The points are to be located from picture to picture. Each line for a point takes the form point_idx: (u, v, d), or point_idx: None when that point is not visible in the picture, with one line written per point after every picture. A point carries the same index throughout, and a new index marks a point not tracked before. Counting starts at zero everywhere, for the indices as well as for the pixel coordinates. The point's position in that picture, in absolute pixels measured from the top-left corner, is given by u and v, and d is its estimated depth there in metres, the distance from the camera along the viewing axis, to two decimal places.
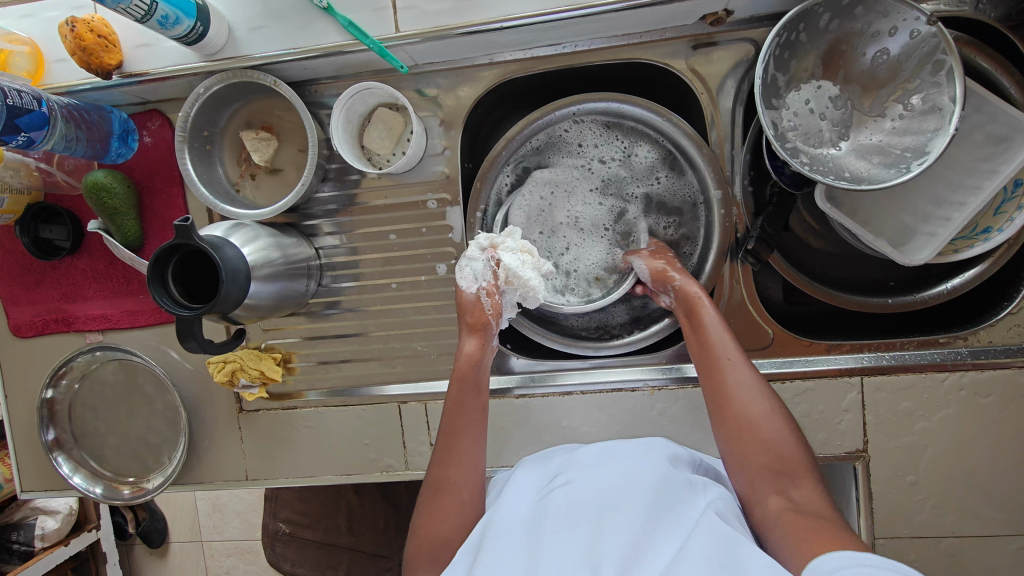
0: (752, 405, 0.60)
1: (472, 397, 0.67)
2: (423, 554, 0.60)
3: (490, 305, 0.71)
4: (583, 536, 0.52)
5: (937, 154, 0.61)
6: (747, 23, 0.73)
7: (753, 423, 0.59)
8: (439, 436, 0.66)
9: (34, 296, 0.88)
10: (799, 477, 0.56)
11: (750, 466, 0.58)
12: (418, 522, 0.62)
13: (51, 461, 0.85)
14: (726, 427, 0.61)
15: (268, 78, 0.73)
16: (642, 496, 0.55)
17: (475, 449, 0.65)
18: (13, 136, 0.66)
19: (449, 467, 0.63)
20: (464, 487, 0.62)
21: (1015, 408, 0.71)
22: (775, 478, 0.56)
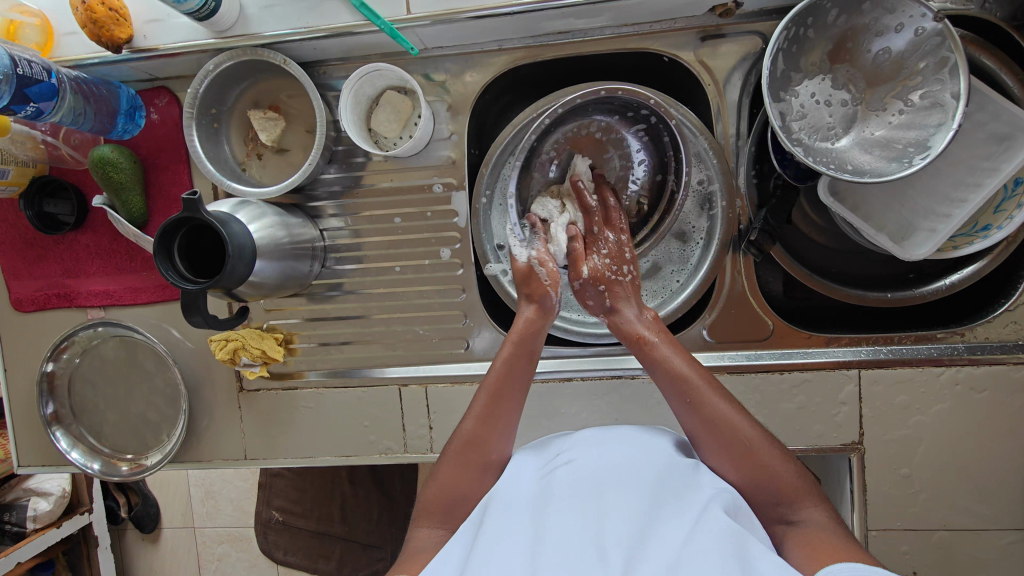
0: (734, 436, 0.59)
1: (521, 364, 0.67)
2: (437, 507, 0.62)
3: (546, 274, 0.73)
4: (589, 518, 0.52)
5: (940, 148, 0.62)
6: (755, 16, 0.74)
7: (740, 453, 0.58)
8: (482, 398, 0.66)
9: (36, 270, 0.88)
10: (802, 500, 0.56)
11: (755, 503, 0.58)
12: (441, 468, 0.64)
13: (50, 435, 0.86)
14: (726, 453, 0.59)
15: (278, 56, 0.73)
16: (648, 477, 0.55)
17: (513, 418, 0.66)
18: (23, 106, 0.66)
19: (484, 426, 0.64)
20: (494, 449, 0.64)
21: (1010, 404, 0.72)
22: (777, 509, 0.57)
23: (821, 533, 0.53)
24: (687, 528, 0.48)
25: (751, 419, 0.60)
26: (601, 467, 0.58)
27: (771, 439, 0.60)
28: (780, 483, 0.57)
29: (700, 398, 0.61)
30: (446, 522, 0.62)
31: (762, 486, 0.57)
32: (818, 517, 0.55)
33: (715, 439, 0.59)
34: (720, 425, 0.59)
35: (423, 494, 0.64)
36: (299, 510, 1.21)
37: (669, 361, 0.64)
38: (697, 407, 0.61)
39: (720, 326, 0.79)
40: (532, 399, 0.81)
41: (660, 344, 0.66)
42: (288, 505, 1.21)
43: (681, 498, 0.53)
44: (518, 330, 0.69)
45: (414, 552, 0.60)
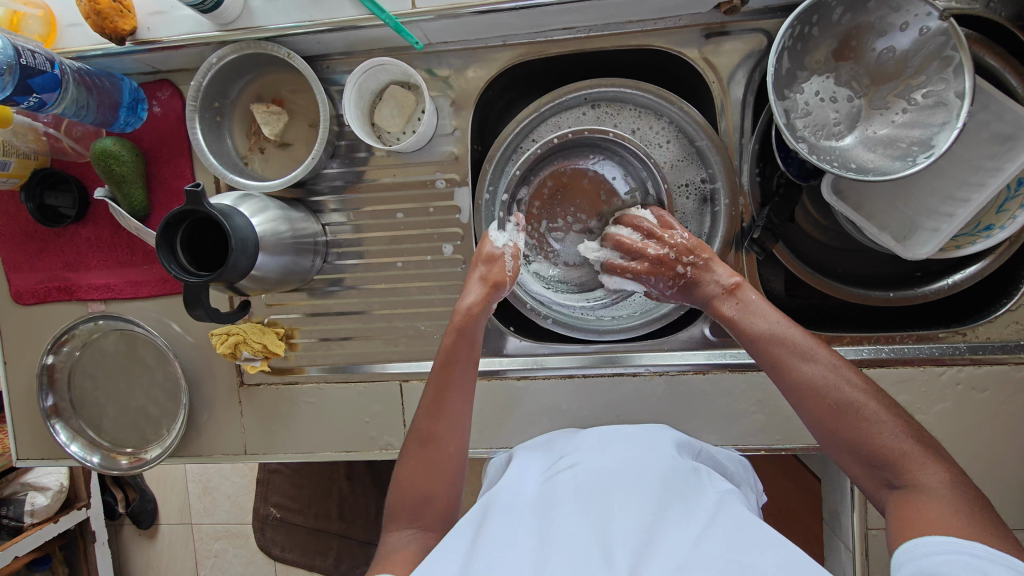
0: (825, 401, 0.55)
1: (465, 352, 0.66)
2: (404, 510, 0.61)
3: (511, 264, 0.72)
4: (594, 518, 0.52)
5: (945, 147, 0.62)
6: (760, 14, 0.73)
7: (835, 417, 0.55)
8: (428, 391, 0.65)
9: (37, 263, 0.88)
10: (922, 462, 0.51)
11: (858, 468, 0.54)
12: (402, 469, 0.63)
13: (49, 428, 0.85)
14: (820, 418, 0.56)
15: (282, 50, 0.73)
16: (652, 479, 0.55)
17: (463, 406, 0.64)
18: (25, 97, 0.66)
19: (434, 418, 0.63)
20: (449, 443, 0.63)
21: (1011, 404, 0.72)
22: (885, 475, 0.52)
23: (928, 499, 0.49)
24: (695, 532, 0.48)
25: (854, 380, 0.56)
26: (604, 473, 0.57)
27: (878, 400, 0.54)
28: (882, 449, 0.52)
29: (788, 363, 0.58)
30: (416, 522, 0.60)
31: (862, 449, 0.53)
32: (930, 483, 0.50)
33: (808, 405, 0.56)
34: (811, 390, 0.56)
35: (390, 497, 0.62)
36: (297, 506, 1.20)
37: (758, 324, 0.62)
38: (785, 371, 0.58)
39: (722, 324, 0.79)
40: (533, 396, 0.81)
41: (746, 315, 0.63)
42: (286, 501, 1.20)
43: (687, 502, 0.53)
44: (457, 321, 0.67)
45: (387, 552, 0.58)
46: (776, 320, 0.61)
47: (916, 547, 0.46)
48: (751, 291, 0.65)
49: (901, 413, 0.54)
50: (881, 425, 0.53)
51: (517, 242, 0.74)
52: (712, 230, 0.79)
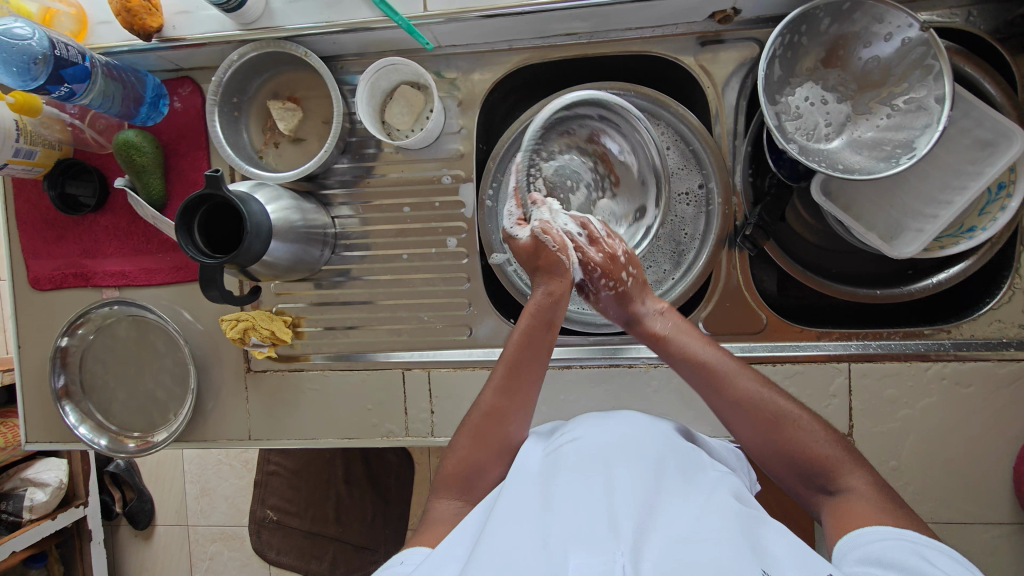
0: (761, 414, 0.60)
1: (541, 334, 0.65)
2: (454, 482, 0.64)
3: (553, 242, 0.66)
4: (595, 487, 0.53)
5: (926, 148, 0.65)
6: (752, 24, 0.78)
7: (770, 428, 0.59)
8: (500, 370, 0.66)
9: (54, 250, 0.91)
10: (847, 465, 0.57)
11: (787, 472, 0.60)
12: (458, 442, 0.66)
13: (59, 409, 0.88)
14: (748, 425, 0.60)
15: (299, 49, 0.77)
16: (653, 456, 0.56)
17: (536, 383, 0.66)
18: (57, 87, 0.70)
19: (503, 395, 0.65)
20: (513, 423, 0.65)
21: (995, 399, 0.75)
22: (817, 479, 0.57)
23: (859, 500, 0.54)
24: (697, 506, 0.50)
25: (779, 391, 0.61)
26: (605, 445, 0.59)
27: (805, 411, 0.60)
28: (812, 455, 0.57)
29: (725, 381, 0.62)
30: (463, 495, 0.63)
31: (794, 458, 0.58)
32: (858, 485, 0.55)
33: (742, 420, 0.60)
34: (749, 406, 0.60)
35: (442, 468, 0.66)
36: (294, 509, 1.20)
37: (687, 346, 0.64)
38: (725, 388, 0.61)
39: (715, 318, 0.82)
40: None
41: (676, 336, 0.65)
42: (283, 504, 1.20)
43: (686, 476, 0.55)
44: (534, 305, 0.66)
45: (433, 522, 0.62)
46: (705, 344, 0.64)
47: (854, 538, 0.50)
48: (677, 315, 0.68)
49: (828, 423, 0.60)
50: (813, 434, 0.58)
51: (548, 219, 0.67)
52: (707, 229, 0.82)
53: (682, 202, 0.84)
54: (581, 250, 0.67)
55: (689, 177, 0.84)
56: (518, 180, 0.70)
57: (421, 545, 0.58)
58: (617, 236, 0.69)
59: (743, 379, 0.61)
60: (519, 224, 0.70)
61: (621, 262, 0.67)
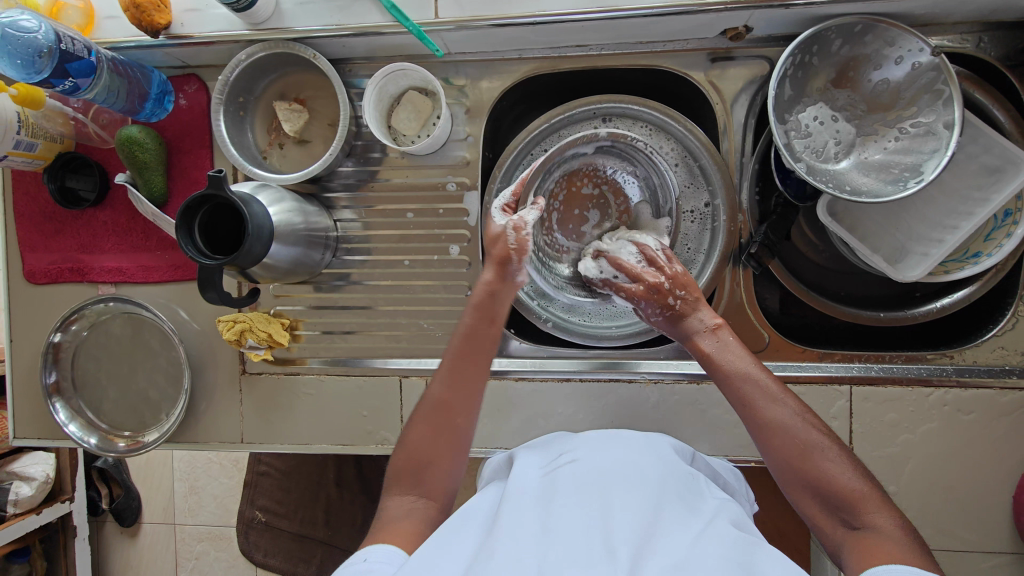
0: (791, 442, 0.57)
1: (484, 328, 0.67)
2: (407, 475, 0.62)
3: (515, 239, 0.69)
4: (593, 513, 0.52)
5: (935, 173, 0.65)
6: (763, 42, 0.78)
7: (799, 458, 0.56)
8: (449, 358, 0.67)
9: (52, 244, 0.90)
10: (876, 502, 0.53)
11: (817, 510, 0.56)
12: (409, 434, 0.65)
13: (49, 406, 0.86)
14: (779, 452, 0.58)
15: (307, 51, 0.77)
16: (651, 480, 0.56)
17: (478, 383, 0.66)
18: (61, 80, 0.70)
19: (454, 389, 0.65)
20: (461, 413, 0.64)
21: (996, 427, 0.74)
22: (840, 513, 0.54)
23: (886, 539, 0.51)
24: (695, 533, 0.49)
25: (810, 419, 0.58)
26: (604, 468, 0.58)
27: (836, 442, 0.57)
28: (841, 489, 0.54)
29: (756, 403, 0.60)
30: (414, 488, 0.62)
31: (821, 490, 0.55)
32: (883, 525, 0.52)
33: (771, 446, 0.58)
34: (776, 431, 0.58)
35: (394, 462, 0.64)
36: (283, 511, 1.19)
37: (730, 365, 0.63)
38: (752, 411, 0.60)
39: None
40: (529, 398, 0.83)
41: (717, 355, 0.64)
42: (272, 505, 1.18)
43: (687, 504, 0.54)
44: (477, 296, 0.68)
45: (389, 520, 0.60)
46: (751, 360, 0.63)
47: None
48: (729, 333, 0.66)
49: (853, 454, 0.57)
50: (840, 468, 0.55)
51: (527, 218, 0.69)
52: (711, 248, 0.81)
53: (688, 219, 0.83)
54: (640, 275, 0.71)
55: (697, 195, 0.83)
56: (529, 174, 0.73)
57: (388, 544, 0.55)
58: (675, 262, 0.72)
59: (776, 404, 0.59)
60: (506, 211, 0.72)
61: (667, 287, 0.69)
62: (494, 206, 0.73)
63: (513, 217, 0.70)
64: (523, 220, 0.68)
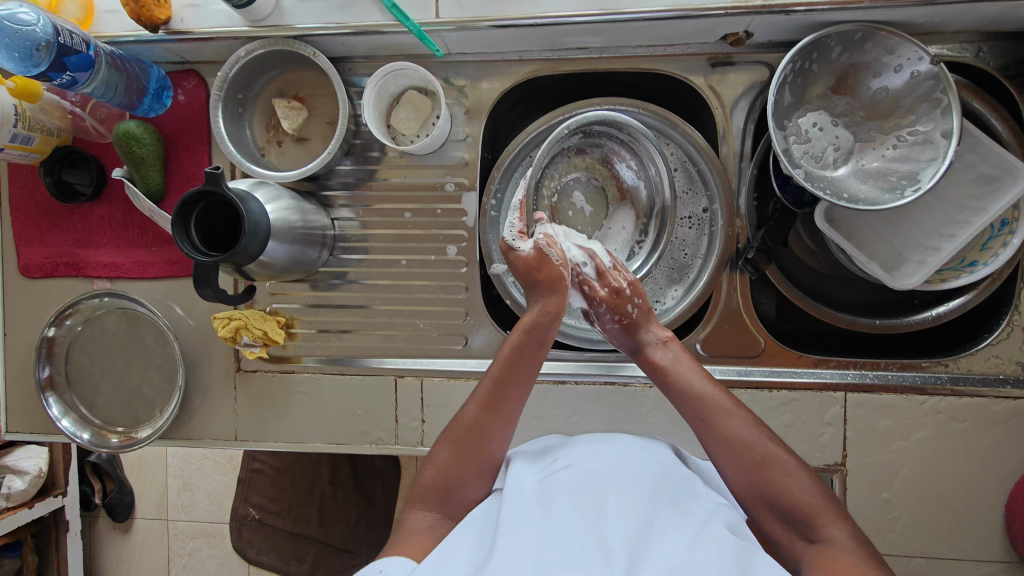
0: (752, 455, 0.59)
1: (534, 349, 0.66)
2: (432, 495, 0.62)
3: (556, 257, 0.68)
4: (589, 519, 0.52)
5: (932, 182, 0.65)
6: (764, 48, 0.78)
7: (756, 471, 0.58)
8: (487, 382, 0.66)
9: (47, 238, 0.90)
10: (830, 514, 0.56)
11: (773, 523, 0.58)
12: (437, 454, 0.65)
13: (42, 401, 0.86)
14: (740, 468, 0.59)
15: (308, 48, 0.77)
16: (646, 484, 0.56)
17: (519, 405, 0.65)
18: (59, 74, 0.69)
19: (488, 411, 0.64)
20: (494, 439, 0.64)
21: (990, 436, 0.74)
22: (799, 527, 0.56)
23: (842, 552, 0.53)
24: (690, 534, 0.49)
25: (769, 435, 0.60)
26: (599, 471, 0.58)
27: (794, 458, 0.59)
28: (797, 503, 0.56)
29: (716, 419, 0.61)
30: (439, 507, 0.62)
31: (779, 504, 0.57)
32: (838, 537, 0.54)
33: (728, 460, 0.59)
34: (737, 446, 0.59)
35: (418, 478, 0.65)
36: (276, 509, 1.19)
37: (684, 379, 0.64)
38: (713, 427, 0.61)
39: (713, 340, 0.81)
40: (524, 399, 0.83)
41: (674, 368, 0.65)
42: (266, 503, 1.18)
43: (680, 505, 0.54)
44: (531, 320, 0.67)
45: (408, 532, 0.60)
46: (702, 375, 0.65)
47: None
48: (679, 346, 0.68)
49: (812, 469, 0.59)
50: (798, 482, 0.57)
51: (553, 233, 0.71)
52: (708, 252, 0.82)
53: (688, 222, 0.84)
54: (591, 286, 0.70)
55: (698, 199, 0.83)
56: (524, 196, 0.73)
57: (402, 556, 0.56)
58: (623, 270, 0.73)
59: (735, 419, 0.61)
60: (520, 237, 0.71)
61: (627, 295, 0.70)
62: (506, 236, 0.71)
63: (534, 238, 0.70)
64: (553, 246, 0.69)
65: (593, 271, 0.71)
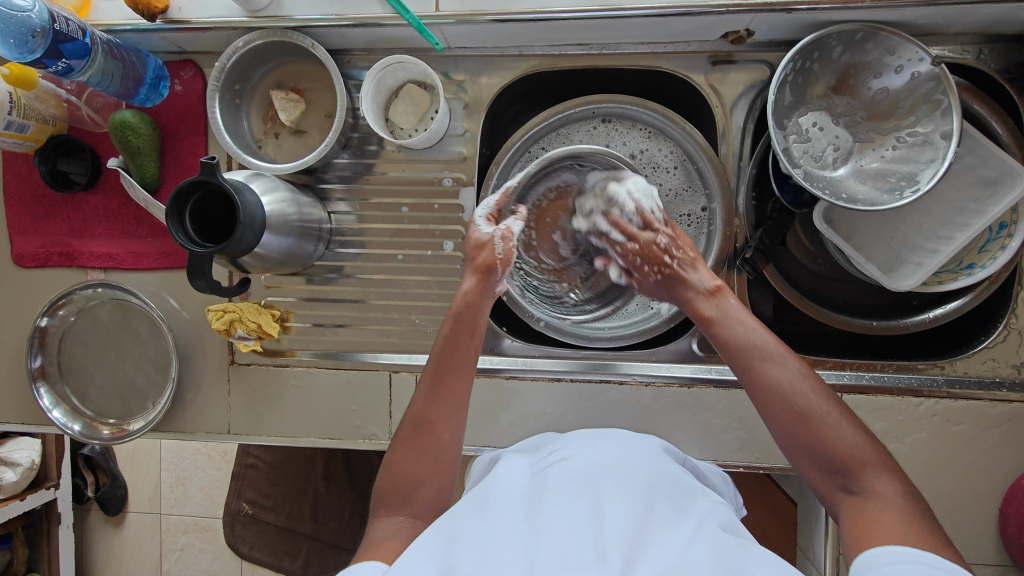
0: (788, 406, 0.57)
1: (465, 338, 0.66)
2: (393, 497, 0.61)
3: (502, 248, 0.71)
4: (584, 515, 0.51)
5: (932, 183, 0.65)
6: (765, 46, 0.77)
7: (798, 422, 0.56)
8: (426, 377, 0.66)
9: (41, 227, 0.89)
10: (877, 467, 0.53)
11: (816, 474, 0.57)
12: (392, 457, 0.63)
13: (33, 391, 0.85)
14: (783, 419, 0.57)
15: (306, 39, 0.76)
16: (642, 482, 0.55)
17: (461, 395, 0.65)
18: (54, 61, 0.69)
19: (431, 404, 0.64)
20: (444, 430, 0.63)
21: (985, 439, 0.74)
22: (840, 479, 0.55)
23: (885, 506, 0.51)
24: (686, 533, 0.49)
25: (815, 385, 0.58)
26: (595, 467, 0.58)
27: (836, 406, 0.57)
28: (843, 453, 0.54)
29: (756, 369, 0.59)
30: (404, 509, 0.60)
31: (822, 454, 0.56)
32: (883, 490, 0.52)
33: (772, 412, 0.58)
34: (776, 396, 0.58)
35: (379, 484, 0.63)
36: (270, 504, 1.20)
37: (728, 329, 0.62)
38: (753, 376, 0.59)
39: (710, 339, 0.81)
40: (519, 396, 0.82)
41: (722, 318, 0.63)
42: (259, 499, 1.20)
43: (677, 502, 0.54)
44: (457, 307, 0.68)
45: (375, 541, 0.58)
46: (750, 325, 0.62)
47: (870, 557, 0.48)
48: (730, 293, 0.65)
49: (858, 420, 0.56)
50: (841, 430, 0.55)
51: (513, 228, 0.72)
52: (706, 250, 0.81)
53: (686, 222, 0.83)
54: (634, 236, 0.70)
55: (696, 198, 0.82)
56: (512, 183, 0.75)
57: (374, 560, 0.55)
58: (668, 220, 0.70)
59: (777, 367, 0.59)
60: (490, 219, 0.73)
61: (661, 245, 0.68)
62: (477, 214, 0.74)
63: (499, 226, 0.72)
64: (512, 229, 0.72)
65: (637, 222, 0.70)
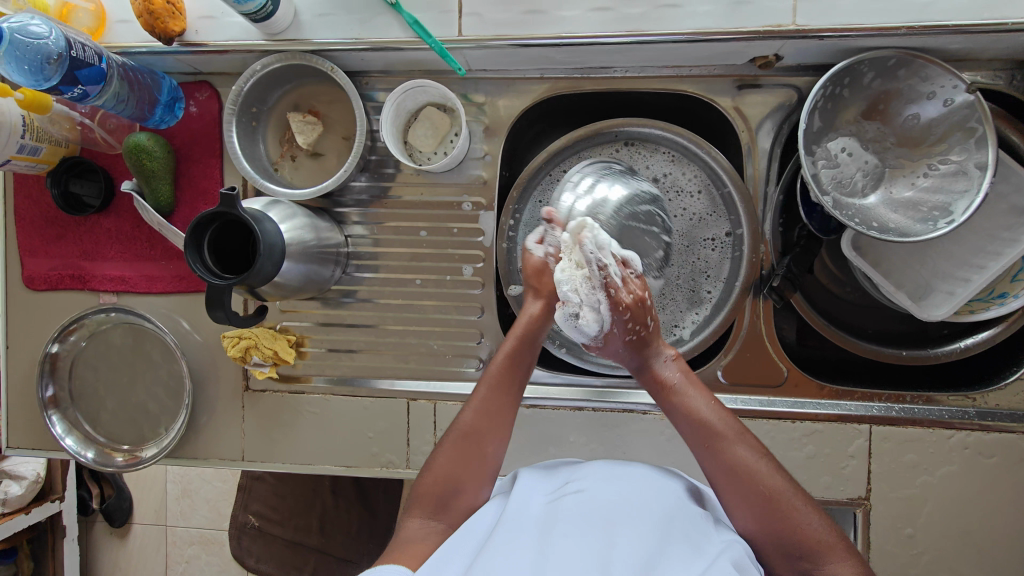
0: (754, 487, 0.55)
1: (522, 353, 0.65)
2: (429, 499, 0.60)
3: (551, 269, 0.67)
4: (595, 549, 0.50)
5: (967, 214, 0.63)
6: (793, 71, 0.76)
7: (762, 505, 0.54)
8: (483, 387, 0.64)
9: (53, 249, 0.87)
10: (832, 554, 0.53)
11: (773, 556, 0.55)
12: (436, 458, 0.63)
13: (45, 418, 0.84)
14: (746, 499, 0.55)
15: (326, 63, 0.75)
16: (656, 514, 0.54)
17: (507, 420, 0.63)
18: (70, 88, 0.67)
19: (481, 416, 0.63)
20: (489, 444, 0.62)
21: (1016, 473, 0.73)
22: (801, 563, 0.53)
23: None
24: None
25: (775, 463, 0.56)
26: (610, 499, 0.56)
27: (798, 488, 0.55)
28: (806, 540, 0.53)
29: (720, 445, 0.57)
30: (436, 515, 0.60)
31: (786, 540, 0.54)
32: (845, 574, 0.52)
33: (724, 482, 0.56)
34: (741, 475, 0.55)
35: (417, 484, 0.63)
36: (276, 517, 1.13)
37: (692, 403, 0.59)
38: (716, 453, 0.57)
39: (735, 368, 0.79)
40: (540, 425, 0.81)
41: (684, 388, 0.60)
42: (265, 511, 1.12)
43: (691, 539, 0.52)
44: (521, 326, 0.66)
45: (405, 541, 0.59)
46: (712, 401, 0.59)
47: None
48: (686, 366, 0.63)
49: (815, 499, 0.56)
50: (809, 520, 0.53)
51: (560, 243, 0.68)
52: (731, 277, 0.80)
53: (711, 247, 0.82)
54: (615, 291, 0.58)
55: (719, 223, 0.81)
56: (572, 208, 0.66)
57: (399, 564, 0.54)
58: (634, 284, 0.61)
59: (741, 445, 0.57)
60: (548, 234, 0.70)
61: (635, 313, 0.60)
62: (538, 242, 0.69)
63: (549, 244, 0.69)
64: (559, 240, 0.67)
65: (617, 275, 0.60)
